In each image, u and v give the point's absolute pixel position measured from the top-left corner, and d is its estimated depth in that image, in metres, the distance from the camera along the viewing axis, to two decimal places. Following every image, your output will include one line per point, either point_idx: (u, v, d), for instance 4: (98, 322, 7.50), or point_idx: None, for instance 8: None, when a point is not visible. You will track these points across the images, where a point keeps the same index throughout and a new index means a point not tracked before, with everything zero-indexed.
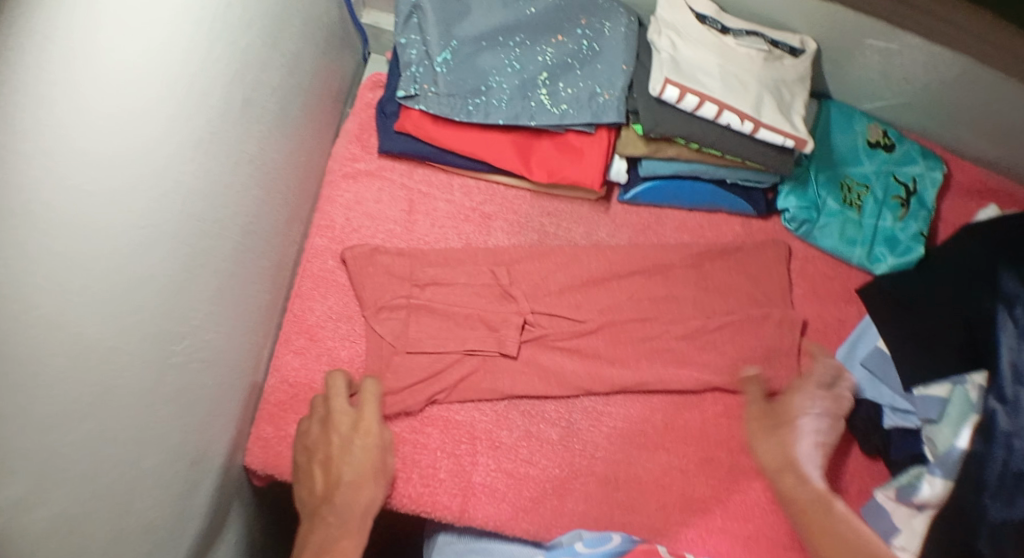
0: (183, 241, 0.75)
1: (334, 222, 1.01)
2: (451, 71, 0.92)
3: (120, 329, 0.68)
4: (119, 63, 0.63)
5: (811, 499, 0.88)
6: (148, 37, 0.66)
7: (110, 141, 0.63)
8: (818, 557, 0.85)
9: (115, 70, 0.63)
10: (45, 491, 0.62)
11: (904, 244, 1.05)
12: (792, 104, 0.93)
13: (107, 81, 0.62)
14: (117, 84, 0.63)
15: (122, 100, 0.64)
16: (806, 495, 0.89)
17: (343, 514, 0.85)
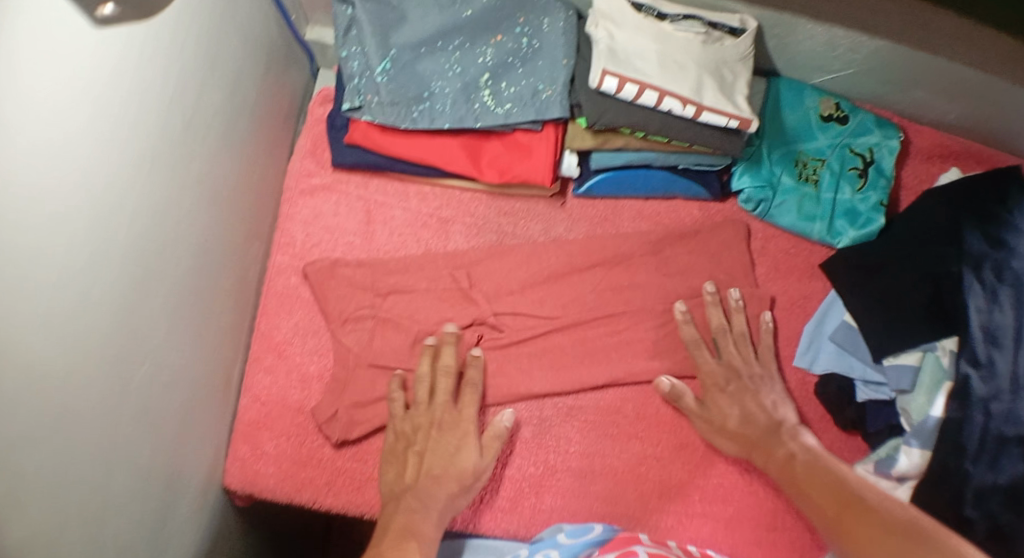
0: (134, 266, 0.76)
1: (294, 239, 1.02)
2: (392, 79, 0.93)
3: (73, 358, 0.69)
4: (47, 95, 0.64)
5: (798, 464, 0.90)
6: (81, 66, 0.67)
7: (43, 171, 0.64)
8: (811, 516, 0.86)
9: (43, 101, 0.63)
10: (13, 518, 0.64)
11: (865, 215, 1.05)
12: (735, 84, 0.93)
13: (35, 113, 0.63)
14: (48, 115, 0.64)
15: (55, 130, 0.65)
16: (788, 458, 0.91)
17: (423, 507, 0.87)
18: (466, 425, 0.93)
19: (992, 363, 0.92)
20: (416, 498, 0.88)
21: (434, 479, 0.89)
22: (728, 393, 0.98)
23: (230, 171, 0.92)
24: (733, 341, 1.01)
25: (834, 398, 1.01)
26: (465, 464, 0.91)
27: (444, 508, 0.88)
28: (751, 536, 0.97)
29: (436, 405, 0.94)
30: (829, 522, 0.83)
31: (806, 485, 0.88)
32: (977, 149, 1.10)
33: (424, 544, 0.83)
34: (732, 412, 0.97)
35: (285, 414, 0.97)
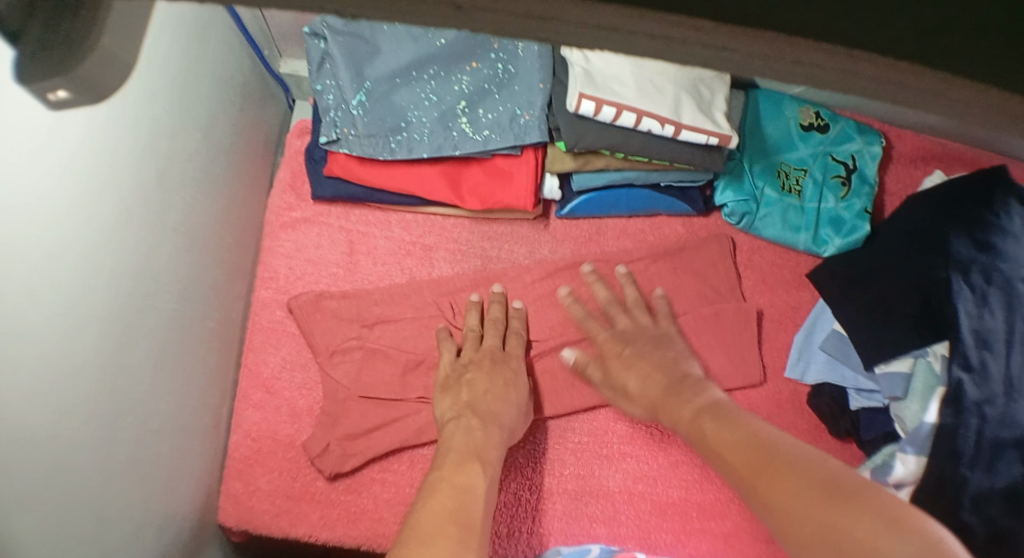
0: (117, 316, 0.76)
1: (277, 273, 1.02)
2: (368, 112, 0.93)
3: (60, 416, 0.69)
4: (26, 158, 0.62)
5: (701, 410, 0.87)
6: (64, 125, 0.66)
7: (26, 233, 0.63)
8: (717, 461, 0.81)
9: (20, 163, 0.62)
10: None
11: (849, 223, 1.05)
12: (713, 101, 0.94)
13: (14, 175, 0.61)
14: (24, 174, 0.62)
15: (28, 189, 0.63)
16: (695, 404, 0.88)
17: (490, 428, 0.87)
18: (517, 362, 0.96)
19: (984, 368, 0.90)
20: (478, 419, 0.87)
21: (495, 403, 0.89)
22: (634, 349, 0.96)
23: (209, 212, 0.91)
24: (634, 310, 1.00)
25: (827, 410, 1.02)
26: (517, 400, 0.92)
27: (504, 432, 0.88)
28: (749, 551, 0.97)
29: (487, 341, 0.96)
30: (739, 456, 0.78)
31: (709, 428, 0.84)
32: (958, 151, 1.11)
33: (489, 468, 0.83)
34: (644, 367, 0.93)
35: (276, 450, 0.97)
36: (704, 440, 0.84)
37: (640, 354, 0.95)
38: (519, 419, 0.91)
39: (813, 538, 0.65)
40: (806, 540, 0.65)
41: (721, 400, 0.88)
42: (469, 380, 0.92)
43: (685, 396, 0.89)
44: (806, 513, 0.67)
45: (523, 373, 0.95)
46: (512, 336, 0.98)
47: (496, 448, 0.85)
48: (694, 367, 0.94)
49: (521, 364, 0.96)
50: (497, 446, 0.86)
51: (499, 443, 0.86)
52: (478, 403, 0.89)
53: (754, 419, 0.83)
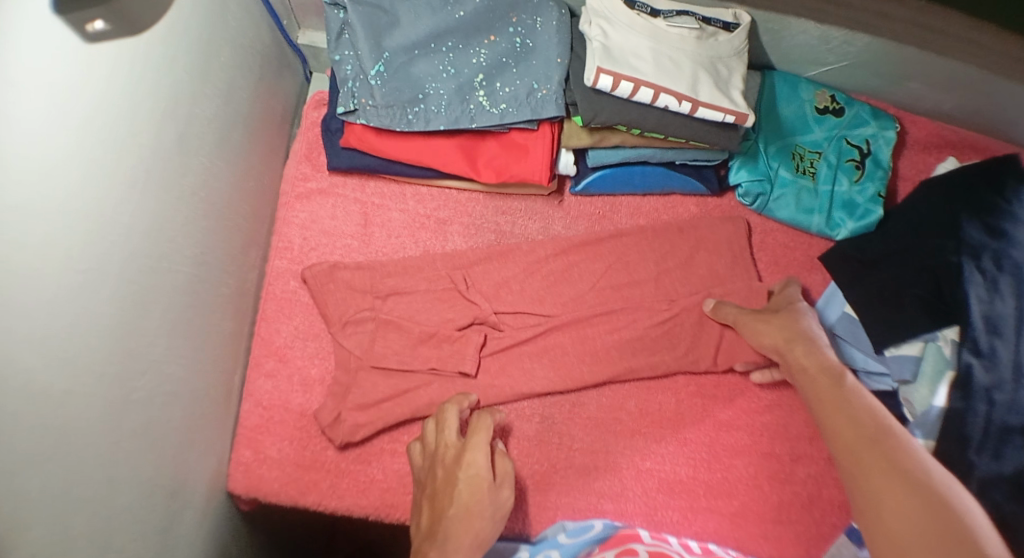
0: (131, 278, 0.76)
1: (292, 243, 1.02)
2: (386, 82, 0.93)
3: (73, 372, 0.69)
4: (27, 113, 0.63)
5: (823, 370, 0.87)
6: (71, 86, 0.67)
7: (28, 185, 0.64)
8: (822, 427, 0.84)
9: (25, 125, 0.63)
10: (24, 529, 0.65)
11: (863, 207, 1.05)
12: (730, 79, 0.93)
13: (22, 134, 0.63)
14: (33, 135, 0.64)
15: (36, 148, 0.64)
16: (818, 362, 0.88)
17: (450, 547, 0.80)
18: (476, 456, 0.86)
19: (994, 353, 0.91)
20: (439, 536, 0.81)
21: (455, 515, 0.82)
22: (781, 312, 0.96)
23: (226, 181, 0.92)
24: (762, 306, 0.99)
25: None
26: (478, 517, 0.82)
27: (471, 539, 0.81)
28: (755, 529, 0.97)
29: (444, 441, 0.89)
30: (848, 436, 0.80)
31: (830, 394, 0.85)
32: (973, 138, 1.10)
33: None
34: (782, 325, 0.93)
35: (288, 418, 0.97)
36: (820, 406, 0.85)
37: (788, 314, 0.95)
38: (494, 521, 0.83)
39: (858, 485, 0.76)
40: (869, 509, 0.73)
41: (837, 366, 0.88)
42: (431, 493, 0.86)
43: (804, 352, 0.90)
44: (872, 472, 0.75)
45: (487, 467, 0.86)
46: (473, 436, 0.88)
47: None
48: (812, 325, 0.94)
49: (482, 460, 0.86)
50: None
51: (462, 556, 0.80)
52: (439, 519, 0.83)
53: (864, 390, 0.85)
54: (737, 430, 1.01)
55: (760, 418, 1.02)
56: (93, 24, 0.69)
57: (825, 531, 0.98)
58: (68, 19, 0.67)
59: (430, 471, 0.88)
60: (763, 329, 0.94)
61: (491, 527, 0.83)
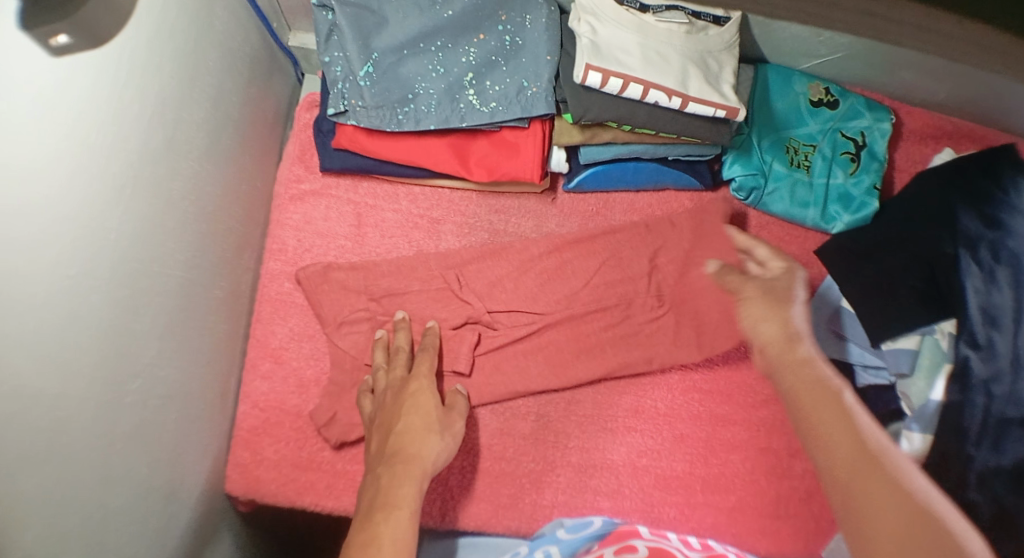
0: (121, 281, 0.76)
1: (286, 244, 1.03)
2: (375, 83, 0.93)
3: (64, 375, 0.70)
4: (23, 119, 0.64)
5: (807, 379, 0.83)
6: (64, 95, 0.68)
7: (20, 188, 0.64)
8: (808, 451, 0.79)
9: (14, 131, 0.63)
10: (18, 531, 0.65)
11: (858, 200, 1.04)
12: (720, 73, 0.93)
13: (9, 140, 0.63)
14: (22, 141, 0.64)
15: (23, 153, 0.64)
16: (805, 374, 0.84)
17: (406, 465, 0.82)
18: (423, 382, 0.91)
19: (991, 345, 0.90)
20: (396, 458, 0.83)
21: (407, 440, 0.85)
22: (785, 302, 0.91)
23: (217, 183, 0.92)
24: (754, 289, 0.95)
25: None
26: (433, 437, 0.86)
27: (425, 460, 0.84)
28: (754, 525, 0.97)
29: (392, 376, 0.93)
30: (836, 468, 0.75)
31: (820, 417, 0.79)
32: (970, 128, 1.09)
33: (407, 503, 0.78)
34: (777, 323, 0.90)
35: (284, 420, 0.98)
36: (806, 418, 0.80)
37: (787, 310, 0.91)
38: (443, 445, 0.87)
39: (858, 498, 0.72)
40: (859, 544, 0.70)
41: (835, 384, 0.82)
42: (381, 422, 0.88)
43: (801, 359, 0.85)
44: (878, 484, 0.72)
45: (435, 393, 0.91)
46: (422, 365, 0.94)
47: (417, 484, 0.81)
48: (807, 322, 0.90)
49: (430, 386, 0.91)
50: (419, 477, 0.82)
51: (420, 474, 0.82)
52: (394, 444, 0.85)
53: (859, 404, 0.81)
54: (734, 425, 1.01)
55: (756, 413, 1.02)
56: (58, 37, 0.65)
57: (824, 526, 0.97)
58: (34, 34, 0.64)
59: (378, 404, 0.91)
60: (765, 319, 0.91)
61: (441, 451, 0.86)
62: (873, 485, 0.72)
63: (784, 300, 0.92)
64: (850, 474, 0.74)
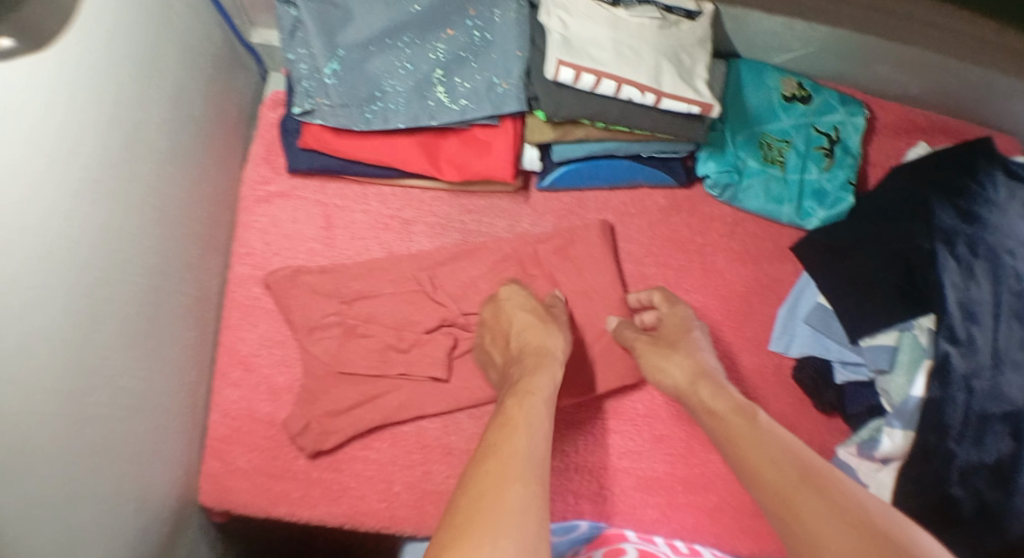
0: (82, 289, 0.73)
1: (254, 248, 1.00)
2: (342, 81, 0.91)
3: (25, 388, 0.67)
4: None
5: (725, 412, 0.80)
6: (19, 99, 0.65)
7: None
8: (743, 476, 0.75)
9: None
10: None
11: (833, 194, 1.04)
12: (693, 68, 0.91)
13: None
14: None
15: None
16: (726, 401, 0.81)
17: (532, 392, 0.83)
18: (517, 304, 0.94)
19: (970, 339, 0.89)
20: (525, 356, 0.89)
21: (545, 337, 0.90)
22: (680, 345, 0.90)
23: (180, 185, 0.89)
24: (643, 340, 0.92)
25: (810, 385, 1.01)
26: (552, 338, 0.90)
27: (554, 365, 0.87)
28: (735, 525, 0.96)
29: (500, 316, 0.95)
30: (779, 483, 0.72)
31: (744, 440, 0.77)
32: (946, 122, 1.09)
33: (535, 423, 0.80)
34: (681, 365, 0.87)
35: (254, 428, 0.95)
36: (725, 441, 0.79)
37: (686, 349, 0.89)
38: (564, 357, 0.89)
39: (788, 519, 0.70)
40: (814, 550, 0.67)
41: (746, 402, 0.81)
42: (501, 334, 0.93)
43: (710, 394, 0.83)
44: (806, 500, 0.69)
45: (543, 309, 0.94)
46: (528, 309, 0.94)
47: (536, 432, 0.79)
48: (714, 360, 0.89)
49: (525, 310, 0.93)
50: (534, 398, 0.82)
51: (553, 361, 0.87)
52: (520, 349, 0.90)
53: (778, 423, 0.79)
54: None
55: None
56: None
57: None
58: None
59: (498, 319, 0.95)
60: (664, 366, 0.88)
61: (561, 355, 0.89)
62: (798, 499, 0.70)
63: (659, 353, 0.89)
64: (775, 494, 0.72)
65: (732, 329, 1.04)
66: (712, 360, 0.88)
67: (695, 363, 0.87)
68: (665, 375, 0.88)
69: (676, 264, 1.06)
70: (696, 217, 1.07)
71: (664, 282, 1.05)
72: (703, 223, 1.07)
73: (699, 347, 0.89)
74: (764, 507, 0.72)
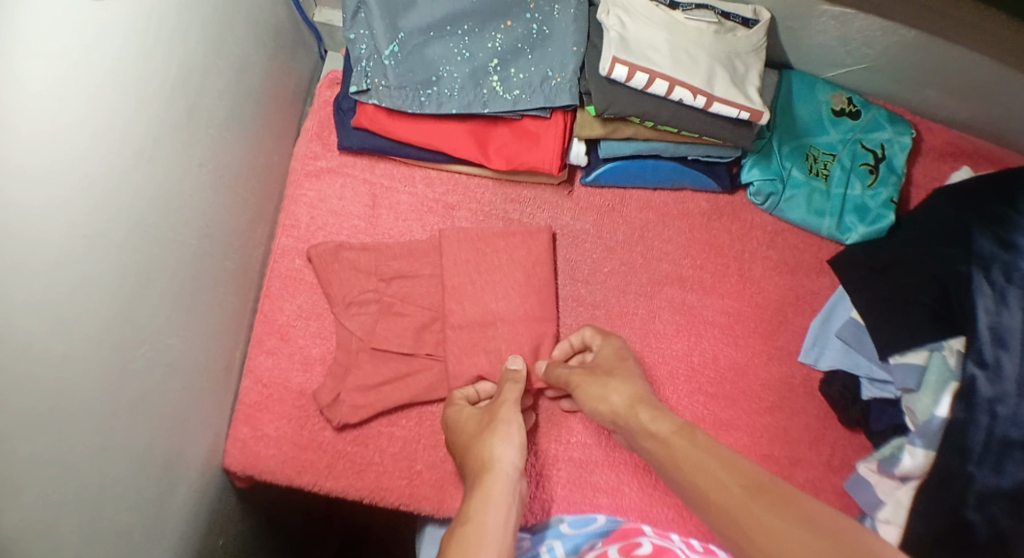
0: (133, 249, 0.75)
1: (299, 222, 1.02)
2: (400, 63, 0.93)
3: (71, 338, 0.69)
4: (36, 85, 0.63)
5: (666, 439, 0.79)
6: (89, 59, 0.68)
7: (32, 149, 0.63)
8: (681, 493, 0.77)
9: (26, 89, 0.62)
10: (17, 493, 0.64)
11: (875, 212, 1.04)
12: (746, 76, 0.92)
13: (19, 97, 0.62)
14: (35, 104, 0.63)
15: (42, 115, 0.64)
16: (668, 427, 0.80)
17: (483, 482, 0.80)
18: (458, 419, 0.91)
19: (998, 365, 0.88)
20: (473, 481, 0.82)
21: (497, 448, 0.83)
22: (616, 373, 0.89)
23: (235, 155, 0.91)
24: (578, 374, 0.91)
25: (838, 398, 1.00)
26: (487, 438, 0.85)
27: (498, 481, 0.80)
28: None
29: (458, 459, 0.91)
30: (719, 494, 0.72)
31: (681, 462, 0.77)
32: (990, 148, 1.08)
33: (478, 518, 0.75)
34: (618, 390, 0.87)
35: (286, 397, 0.97)
36: (669, 464, 0.78)
37: (624, 377, 0.88)
38: (516, 475, 0.81)
39: (742, 540, 0.69)
40: None
41: (686, 423, 0.80)
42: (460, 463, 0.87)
43: (650, 417, 0.82)
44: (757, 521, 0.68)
45: (481, 425, 0.88)
46: (467, 414, 0.90)
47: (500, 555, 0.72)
48: (645, 382, 0.89)
49: (462, 419, 0.90)
50: (492, 481, 0.79)
51: (495, 478, 0.80)
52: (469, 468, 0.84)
53: (720, 442, 0.78)
54: (737, 430, 1.01)
55: (760, 419, 1.02)
56: None
57: None
58: None
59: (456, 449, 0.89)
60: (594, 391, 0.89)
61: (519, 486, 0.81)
62: (744, 519, 0.69)
63: (593, 381, 0.89)
64: (724, 518, 0.71)
65: (763, 337, 1.05)
66: (643, 385, 0.88)
67: (632, 389, 0.87)
68: (594, 401, 0.88)
69: (712, 269, 1.07)
70: (736, 223, 1.08)
71: (699, 285, 1.06)
72: (743, 230, 1.08)
73: (632, 374, 0.90)
74: (719, 533, 0.72)
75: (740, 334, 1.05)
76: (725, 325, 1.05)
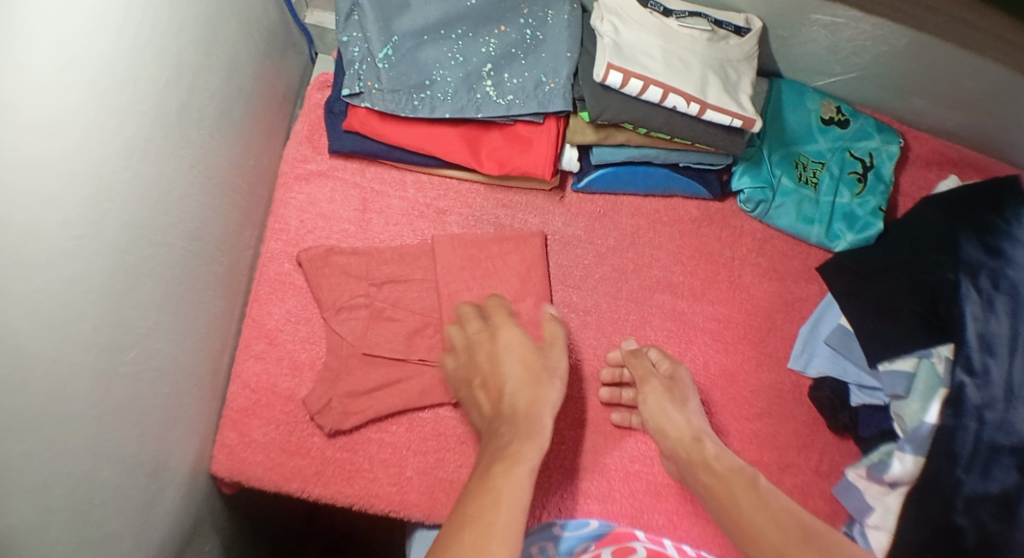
0: (125, 250, 0.74)
1: (289, 225, 1.01)
2: (394, 66, 0.93)
3: (63, 339, 0.68)
4: (29, 75, 0.62)
5: (727, 476, 0.85)
6: (84, 52, 0.67)
7: (25, 139, 0.62)
8: (726, 528, 0.82)
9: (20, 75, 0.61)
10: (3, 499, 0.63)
11: (863, 219, 1.05)
12: (738, 83, 0.93)
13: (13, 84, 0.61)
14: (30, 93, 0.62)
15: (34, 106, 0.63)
16: (732, 467, 0.86)
17: (528, 424, 0.81)
18: (504, 333, 0.89)
19: (986, 372, 0.88)
20: (514, 415, 0.82)
21: (545, 395, 0.84)
22: (689, 404, 0.94)
23: (226, 155, 0.90)
24: (654, 386, 0.94)
25: (826, 404, 1.01)
26: (538, 382, 0.85)
27: (545, 432, 0.80)
28: None
29: (467, 358, 0.90)
30: (772, 529, 0.77)
31: (736, 496, 0.82)
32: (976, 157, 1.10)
33: (528, 460, 0.76)
34: (685, 422, 0.91)
35: (275, 402, 0.96)
36: (721, 497, 0.83)
37: (692, 409, 0.93)
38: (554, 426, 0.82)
39: None
40: None
41: (750, 467, 0.85)
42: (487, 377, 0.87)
43: (714, 452, 0.88)
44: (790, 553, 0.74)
45: (534, 355, 0.88)
46: (513, 332, 0.89)
47: (517, 504, 0.71)
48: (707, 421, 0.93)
49: (512, 338, 0.89)
50: (540, 430, 0.80)
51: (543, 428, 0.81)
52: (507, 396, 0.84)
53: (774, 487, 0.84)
54: (727, 436, 1.01)
55: (750, 426, 1.02)
56: None
57: None
58: None
59: (491, 359, 0.87)
60: (668, 412, 0.93)
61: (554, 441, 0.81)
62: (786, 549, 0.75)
63: (676, 406, 0.93)
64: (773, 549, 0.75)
65: (752, 344, 1.05)
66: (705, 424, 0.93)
67: (698, 424, 0.92)
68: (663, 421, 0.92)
69: (703, 275, 1.07)
70: (726, 230, 1.08)
71: (689, 291, 1.06)
72: (733, 237, 1.08)
73: (697, 409, 0.94)
74: None
75: (730, 340, 1.05)
76: (715, 331, 1.05)
